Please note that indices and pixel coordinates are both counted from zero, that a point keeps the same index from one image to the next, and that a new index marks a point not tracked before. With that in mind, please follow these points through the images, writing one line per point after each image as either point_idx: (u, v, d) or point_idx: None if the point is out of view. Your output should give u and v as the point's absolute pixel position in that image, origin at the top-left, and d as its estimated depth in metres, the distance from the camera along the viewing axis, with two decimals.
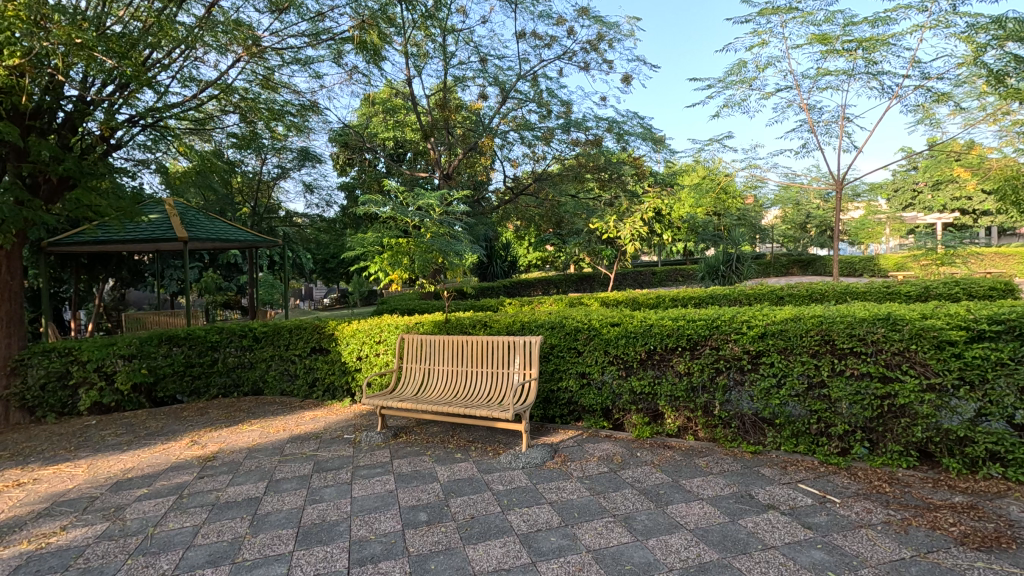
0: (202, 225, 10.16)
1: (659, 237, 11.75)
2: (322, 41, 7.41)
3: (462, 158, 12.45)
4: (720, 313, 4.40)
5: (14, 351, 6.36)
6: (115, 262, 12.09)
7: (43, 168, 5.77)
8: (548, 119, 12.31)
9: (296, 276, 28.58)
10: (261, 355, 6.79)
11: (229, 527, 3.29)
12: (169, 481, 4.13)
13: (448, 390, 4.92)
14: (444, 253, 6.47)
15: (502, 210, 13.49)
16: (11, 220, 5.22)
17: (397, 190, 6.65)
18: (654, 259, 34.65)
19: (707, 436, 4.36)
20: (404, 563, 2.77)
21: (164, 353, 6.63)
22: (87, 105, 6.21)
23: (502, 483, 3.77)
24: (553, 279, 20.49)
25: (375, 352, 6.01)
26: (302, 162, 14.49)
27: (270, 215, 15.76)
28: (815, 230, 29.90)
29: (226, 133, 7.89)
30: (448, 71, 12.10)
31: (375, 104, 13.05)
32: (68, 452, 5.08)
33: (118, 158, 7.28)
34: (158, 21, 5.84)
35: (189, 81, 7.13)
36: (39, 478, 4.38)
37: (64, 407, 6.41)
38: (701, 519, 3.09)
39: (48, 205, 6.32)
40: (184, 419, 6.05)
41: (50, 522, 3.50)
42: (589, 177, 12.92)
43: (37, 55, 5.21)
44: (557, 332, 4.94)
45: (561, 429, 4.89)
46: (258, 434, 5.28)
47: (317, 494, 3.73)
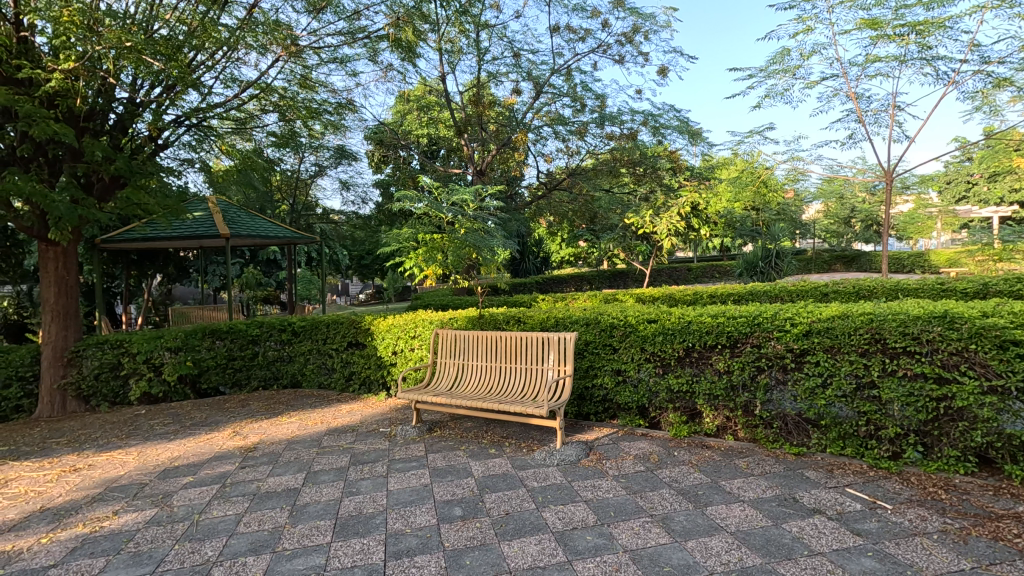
0: (244, 222, 10.44)
1: (696, 232, 11.47)
2: (359, 39, 7.49)
3: (495, 153, 12.49)
4: (761, 310, 4.27)
5: (70, 343, 6.67)
6: (162, 259, 12.62)
7: (97, 168, 6.02)
8: (582, 114, 12.17)
9: (334, 272, 29.20)
10: (300, 349, 6.94)
11: (270, 517, 3.36)
12: (213, 470, 4.27)
13: (482, 386, 4.93)
14: (478, 249, 6.50)
15: (535, 206, 13.41)
16: (67, 218, 5.45)
17: (433, 186, 6.71)
18: (690, 255, 33.95)
19: (747, 436, 4.23)
20: (441, 558, 2.78)
21: (208, 345, 6.85)
22: (136, 107, 6.44)
23: (537, 479, 3.75)
24: (586, 276, 20.33)
25: (410, 347, 6.08)
26: (338, 160, 14.78)
27: (308, 213, 16.16)
28: (860, 225, 28.74)
29: (266, 132, 8.08)
30: (481, 67, 12.10)
31: (410, 101, 13.19)
32: (120, 440, 5.30)
33: (165, 158, 7.57)
34: (202, 24, 5.99)
35: (230, 81, 7.31)
36: (94, 465, 4.58)
37: (116, 396, 6.71)
38: (743, 521, 3.00)
39: (101, 203, 6.60)
40: (227, 410, 6.25)
41: (104, 506, 3.65)
42: (624, 171, 12.73)
43: (91, 60, 5.44)
44: (593, 328, 4.88)
45: (596, 426, 4.83)
46: (297, 426, 5.40)
47: (355, 486, 3.78)
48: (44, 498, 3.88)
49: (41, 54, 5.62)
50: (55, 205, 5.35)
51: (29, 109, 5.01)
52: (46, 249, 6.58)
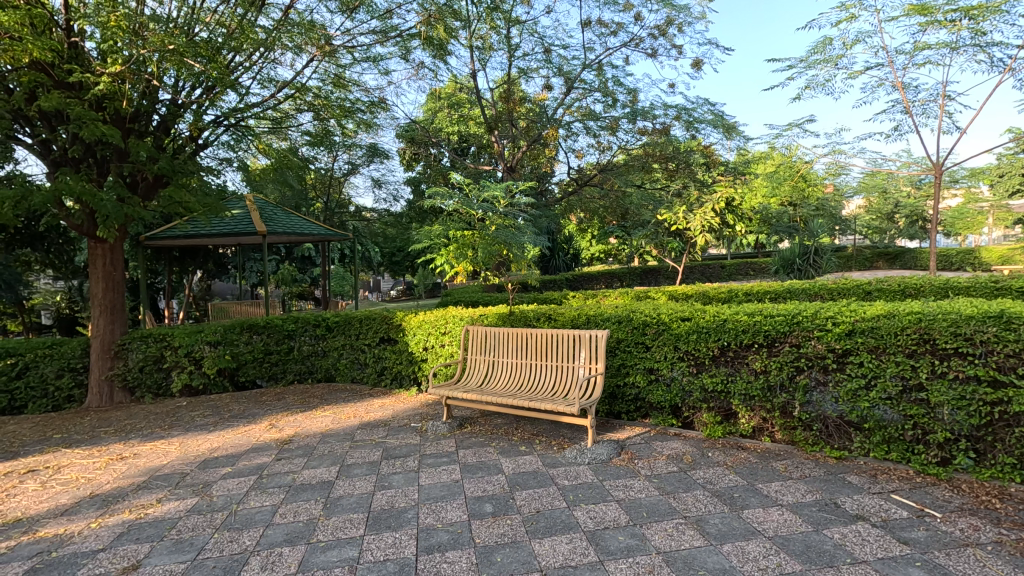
0: (280, 219, 10.69)
1: (731, 228, 11.18)
2: (391, 38, 7.56)
3: (526, 150, 12.48)
4: (801, 309, 4.14)
5: (117, 336, 6.94)
6: (202, 256, 13.02)
7: (141, 168, 6.24)
8: (613, 109, 12.03)
9: (366, 269, 29.66)
10: (334, 344, 7.06)
11: (305, 508, 3.42)
12: (250, 461, 4.38)
13: (513, 383, 4.92)
14: (508, 245, 6.49)
15: (566, 202, 13.34)
16: (114, 216, 5.67)
17: (464, 183, 6.73)
18: (724, 251, 33.20)
19: (785, 438, 4.12)
20: (471, 554, 2.78)
21: (246, 340, 7.03)
22: (179, 108, 6.65)
23: (568, 478, 3.72)
24: (616, 273, 20.13)
25: (441, 343, 6.12)
26: (371, 158, 15.00)
27: (341, 210, 16.47)
28: (904, 221, 27.65)
29: (301, 131, 8.24)
30: (512, 63, 12.08)
31: (441, 99, 13.27)
32: (163, 431, 5.49)
33: (205, 157, 7.79)
34: (239, 26, 6.13)
35: (267, 81, 7.47)
36: (139, 453, 4.76)
37: (160, 387, 6.97)
38: (781, 526, 2.91)
39: (145, 202, 6.83)
40: (264, 403, 6.41)
41: (148, 494, 3.79)
42: (657, 167, 12.52)
43: (136, 62, 5.62)
44: (624, 326, 4.82)
45: (628, 425, 4.77)
46: (331, 420, 5.50)
47: (387, 480, 3.82)
48: (93, 485, 4.05)
49: (90, 59, 5.84)
50: (103, 203, 5.56)
51: (79, 112, 5.22)
52: (94, 247, 6.87)
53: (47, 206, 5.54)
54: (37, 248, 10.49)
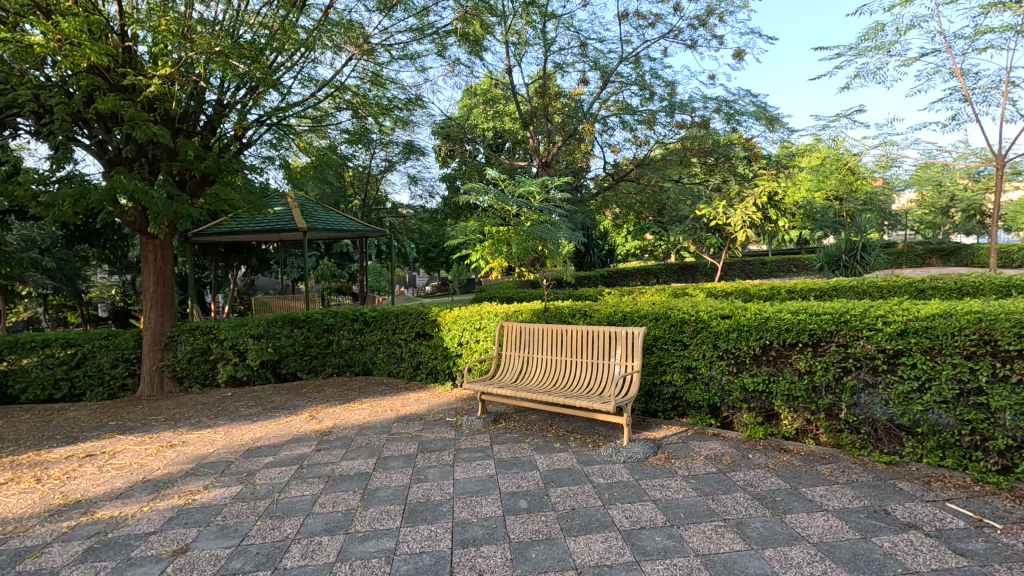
0: (319, 216, 10.94)
1: (774, 223, 10.80)
2: (427, 35, 7.61)
3: (561, 145, 12.39)
4: (849, 307, 3.97)
5: (166, 328, 7.23)
6: (245, 251, 13.44)
7: (189, 166, 6.47)
8: (651, 102, 11.81)
9: (402, 264, 30.09)
10: (371, 339, 7.18)
11: (343, 499, 3.50)
12: (291, 451, 4.50)
13: (548, 380, 4.90)
14: (543, 241, 6.45)
15: (601, 197, 13.21)
16: (164, 213, 5.90)
17: (500, 179, 6.72)
18: (766, 247, 32.18)
19: (830, 441, 3.96)
20: (506, 550, 2.78)
21: (287, 333, 7.21)
22: (224, 108, 6.86)
23: (604, 476, 3.67)
24: (652, 269, 19.81)
25: (475, 338, 6.16)
26: (407, 155, 15.18)
27: (378, 207, 16.75)
28: (960, 216, 26.28)
29: (340, 129, 8.40)
30: (548, 58, 11.99)
31: (476, 95, 13.29)
32: (209, 420, 5.71)
33: (248, 156, 8.03)
34: (282, 27, 6.28)
35: (308, 81, 7.63)
36: (186, 441, 4.95)
37: (207, 378, 7.25)
38: (827, 532, 2.80)
39: (193, 199, 7.08)
40: (304, 395, 6.58)
41: (196, 480, 3.94)
42: (696, 161, 12.24)
43: (185, 64, 5.83)
44: (662, 323, 4.72)
45: (665, 424, 4.68)
46: (368, 412, 5.60)
47: (423, 473, 3.87)
48: (145, 470, 4.24)
49: (142, 62, 6.07)
50: (154, 201, 5.80)
51: (132, 113, 5.45)
52: (147, 242, 7.20)
53: (104, 203, 5.82)
54: (95, 244, 11.06)
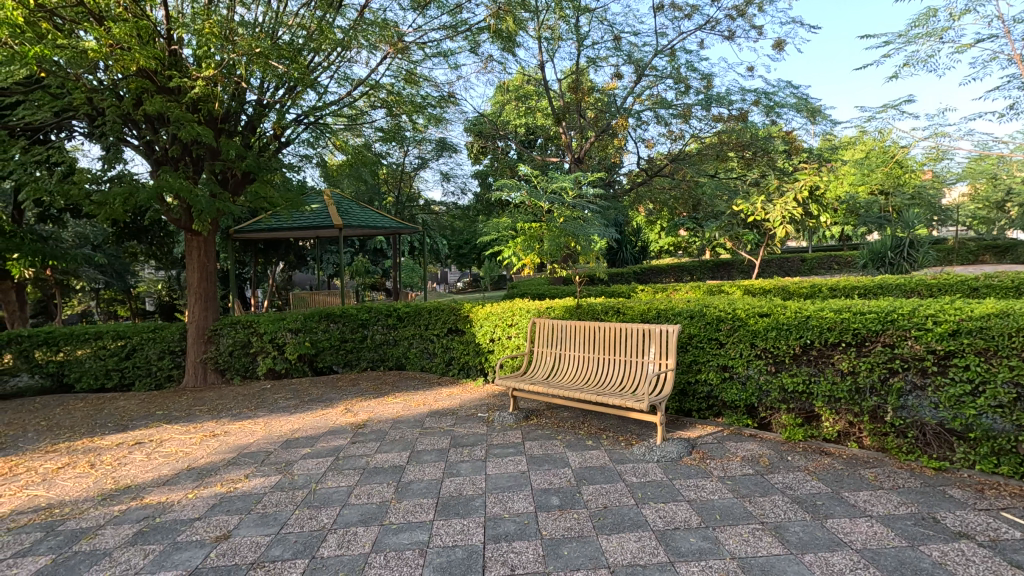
0: (354, 213, 11.13)
1: (815, 219, 10.45)
2: (461, 32, 7.65)
3: (593, 141, 12.29)
4: (896, 306, 3.82)
5: (209, 322, 7.49)
6: (284, 248, 13.79)
7: (231, 165, 6.67)
8: (686, 96, 11.59)
9: (434, 261, 30.38)
10: (404, 334, 7.27)
11: (378, 491, 3.56)
12: (328, 443, 4.60)
13: (580, 377, 4.87)
14: (576, 238, 6.42)
15: (634, 193, 13.04)
16: (207, 210, 6.11)
17: (532, 175, 6.70)
18: (805, 244, 31.24)
19: (875, 444, 3.81)
20: (539, 546, 2.78)
21: (324, 328, 7.38)
22: (264, 108, 7.05)
23: (637, 475, 3.64)
24: (687, 266, 19.47)
25: (507, 335, 6.17)
26: (440, 152, 15.31)
27: (411, 204, 16.96)
28: (1017, 211, 24.94)
29: (375, 127, 8.53)
30: (581, 53, 11.90)
31: (509, 92, 13.28)
32: (250, 411, 5.89)
33: (287, 154, 8.24)
34: (319, 28, 6.40)
35: (344, 80, 7.77)
36: (228, 431, 5.13)
37: (247, 370, 7.48)
38: (870, 538, 2.71)
39: (234, 197, 7.31)
40: (340, 388, 6.72)
41: (238, 469, 4.07)
42: (733, 155, 11.96)
43: (227, 66, 6.01)
44: (697, 321, 4.64)
45: (700, 424, 4.59)
46: (402, 406, 5.68)
47: (455, 468, 3.90)
48: (190, 458, 4.41)
49: (187, 64, 6.29)
50: (198, 199, 6.00)
51: (178, 114, 5.65)
52: (191, 239, 7.46)
53: (151, 201, 6.06)
54: (143, 241, 11.52)
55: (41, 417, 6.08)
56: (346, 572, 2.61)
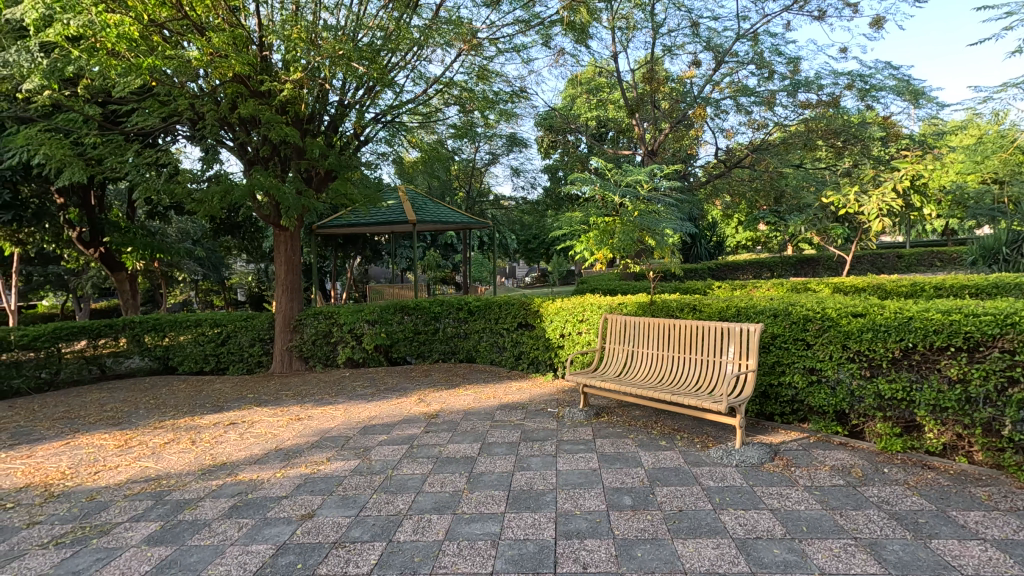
0: (428, 208, 11.42)
1: (916, 212, 9.54)
2: (534, 26, 7.63)
3: (668, 132, 11.90)
4: (1017, 308, 3.44)
5: (294, 312, 7.95)
6: (361, 243, 14.41)
7: (315, 164, 7.03)
8: (770, 82, 10.96)
9: (503, 256, 30.65)
10: (475, 327, 7.37)
11: (451, 480, 3.64)
12: (402, 431, 4.76)
13: (654, 375, 4.74)
14: (650, 232, 6.25)
15: (711, 185, 12.52)
16: (293, 206, 6.46)
17: (605, 169, 6.57)
18: (902, 239, 28.75)
19: (988, 461, 3.44)
20: (611, 546, 2.73)
21: (399, 320, 7.62)
22: (345, 108, 7.36)
23: (714, 479, 3.49)
24: (767, 262, 18.47)
25: (578, 330, 6.12)
26: (511, 147, 15.38)
27: (482, 200, 17.17)
28: None
29: (448, 124, 8.69)
30: (656, 42, 11.53)
31: (580, 84, 13.10)
32: (331, 397, 6.20)
33: (366, 152, 8.58)
34: (396, 28, 6.60)
35: (419, 79, 7.97)
36: (311, 416, 5.42)
37: (328, 358, 7.88)
38: (982, 564, 2.45)
39: (318, 193, 7.70)
40: (413, 378, 6.94)
41: (320, 452, 4.30)
42: (822, 144, 11.17)
43: (311, 69, 6.32)
44: (782, 320, 4.38)
45: (782, 429, 4.35)
46: (472, 398, 5.77)
47: (526, 462, 3.92)
48: (277, 440, 4.70)
49: (276, 69, 6.66)
50: (286, 195, 6.37)
51: (268, 116, 6.01)
52: (279, 234, 7.93)
53: (245, 199, 6.50)
54: (236, 236, 12.38)
55: (150, 396, 6.69)
56: (422, 558, 2.68)
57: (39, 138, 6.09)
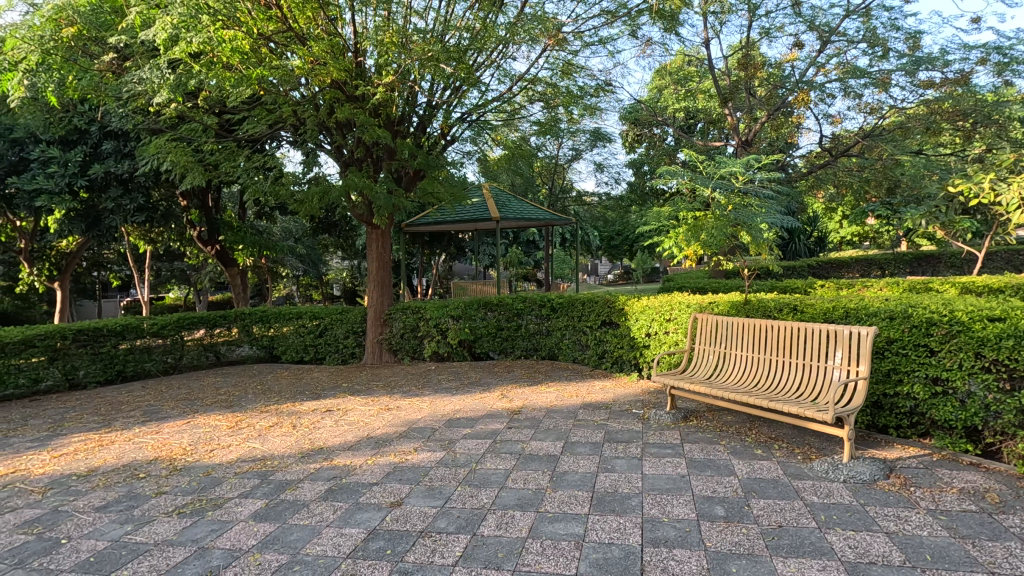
0: (511, 206, 11.53)
1: None
2: (621, 16, 7.44)
3: (765, 120, 11.18)
4: None
5: (385, 306, 8.29)
6: (446, 241, 14.86)
7: (405, 163, 7.30)
8: (885, 61, 9.97)
9: (585, 253, 30.31)
10: (558, 324, 7.31)
11: (534, 477, 3.62)
12: (486, 426, 4.80)
13: (748, 380, 4.46)
14: (745, 227, 5.89)
15: (812, 176, 11.64)
16: (384, 204, 6.74)
17: (695, 160, 6.25)
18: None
19: None
20: (702, 557, 2.59)
21: (482, 316, 7.75)
22: (433, 109, 7.56)
23: (818, 494, 3.21)
24: (876, 260, 16.89)
25: (665, 330, 5.90)
26: (595, 142, 15.16)
27: (564, 196, 17.08)
28: None
29: (532, 121, 8.69)
30: (752, 25, 10.85)
31: (668, 75, 12.64)
32: (418, 389, 6.41)
33: (452, 151, 8.78)
34: (483, 28, 6.68)
35: (504, 77, 8.03)
36: (399, 407, 5.63)
37: (415, 351, 8.16)
38: None
39: (407, 192, 7.98)
40: (497, 374, 7.02)
41: (408, 442, 4.45)
42: (947, 127, 9.99)
43: (402, 72, 6.54)
44: (899, 324, 3.97)
45: (899, 443, 3.93)
46: (555, 396, 5.73)
47: (610, 463, 3.82)
48: (369, 428, 4.91)
49: (369, 73, 6.96)
50: (378, 195, 6.66)
51: (362, 119, 6.32)
52: (371, 232, 8.31)
53: (340, 198, 6.87)
54: (333, 234, 13.13)
55: (257, 382, 7.25)
56: (506, 553, 2.68)
57: (167, 147, 6.77)
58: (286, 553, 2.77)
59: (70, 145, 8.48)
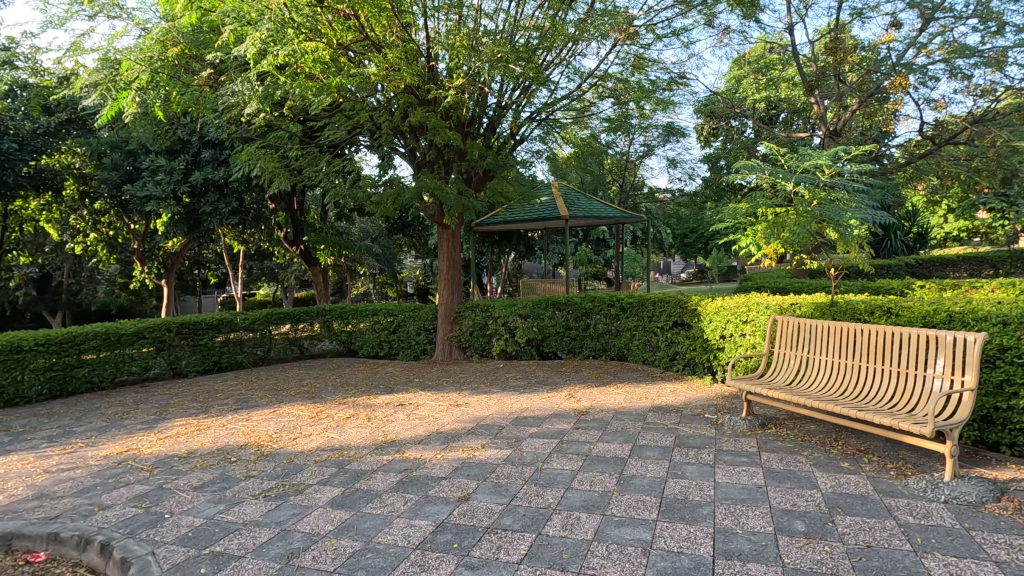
0: (581, 204, 11.43)
1: None
2: (696, 5, 7.18)
3: (856, 108, 10.38)
4: None
5: (454, 304, 8.47)
6: (516, 239, 14.97)
7: (475, 164, 7.42)
8: (999, 37, 8.99)
9: (657, 251, 29.51)
10: (627, 325, 7.16)
11: (601, 479, 3.57)
12: (553, 426, 4.79)
13: (834, 387, 4.17)
14: (833, 224, 5.49)
15: (910, 167, 10.69)
16: (454, 204, 6.88)
17: (777, 154, 5.89)
18: None
19: None
20: (779, 573, 2.46)
21: (550, 315, 7.73)
22: (502, 109, 7.64)
23: (914, 515, 2.94)
24: (989, 258, 15.26)
25: (741, 332, 5.64)
26: (668, 137, 14.72)
27: (635, 192, 16.72)
28: None
29: (601, 117, 8.56)
30: (842, 6, 10.11)
31: (747, 65, 12.03)
32: (486, 387, 6.51)
33: (521, 150, 8.81)
34: (553, 26, 6.67)
35: (574, 74, 7.97)
36: (468, 403, 5.73)
37: (484, 349, 8.28)
38: None
39: (477, 192, 8.11)
40: (564, 373, 6.99)
41: (476, 439, 4.52)
42: None
43: (472, 75, 6.62)
44: (1013, 329, 3.58)
45: (1012, 464, 3.53)
46: (624, 398, 5.63)
47: (680, 469, 3.70)
48: (438, 423, 5.04)
49: (441, 77, 7.12)
50: (448, 195, 6.81)
51: (434, 122, 6.48)
52: (442, 232, 8.52)
53: (413, 199, 7.08)
54: (406, 234, 13.57)
55: (335, 375, 7.63)
56: (571, 555, 2.67)
57: (257, 154, 7.27)
58: (359, 540, 2.90)
59: (175, 154, 9.34)
